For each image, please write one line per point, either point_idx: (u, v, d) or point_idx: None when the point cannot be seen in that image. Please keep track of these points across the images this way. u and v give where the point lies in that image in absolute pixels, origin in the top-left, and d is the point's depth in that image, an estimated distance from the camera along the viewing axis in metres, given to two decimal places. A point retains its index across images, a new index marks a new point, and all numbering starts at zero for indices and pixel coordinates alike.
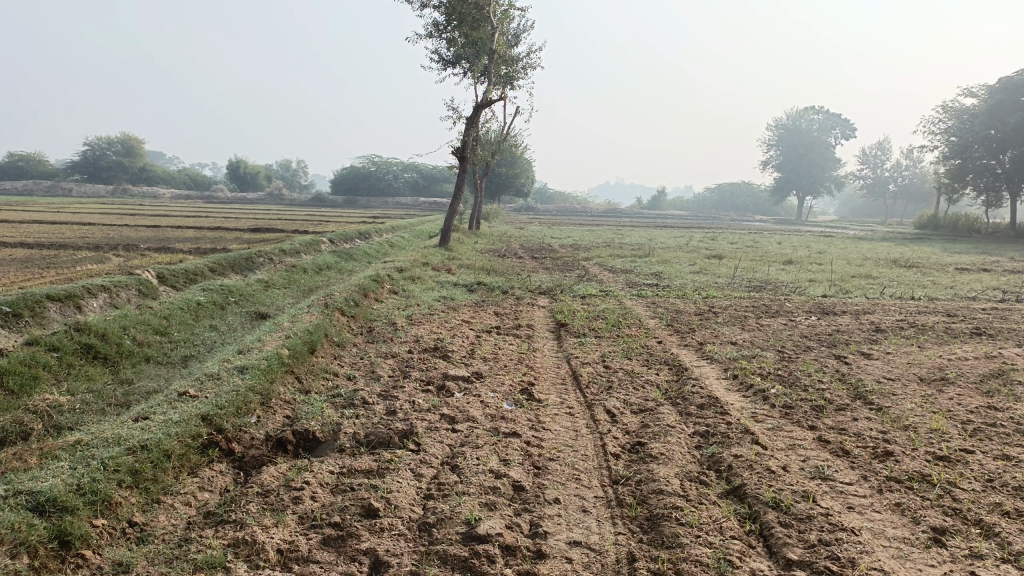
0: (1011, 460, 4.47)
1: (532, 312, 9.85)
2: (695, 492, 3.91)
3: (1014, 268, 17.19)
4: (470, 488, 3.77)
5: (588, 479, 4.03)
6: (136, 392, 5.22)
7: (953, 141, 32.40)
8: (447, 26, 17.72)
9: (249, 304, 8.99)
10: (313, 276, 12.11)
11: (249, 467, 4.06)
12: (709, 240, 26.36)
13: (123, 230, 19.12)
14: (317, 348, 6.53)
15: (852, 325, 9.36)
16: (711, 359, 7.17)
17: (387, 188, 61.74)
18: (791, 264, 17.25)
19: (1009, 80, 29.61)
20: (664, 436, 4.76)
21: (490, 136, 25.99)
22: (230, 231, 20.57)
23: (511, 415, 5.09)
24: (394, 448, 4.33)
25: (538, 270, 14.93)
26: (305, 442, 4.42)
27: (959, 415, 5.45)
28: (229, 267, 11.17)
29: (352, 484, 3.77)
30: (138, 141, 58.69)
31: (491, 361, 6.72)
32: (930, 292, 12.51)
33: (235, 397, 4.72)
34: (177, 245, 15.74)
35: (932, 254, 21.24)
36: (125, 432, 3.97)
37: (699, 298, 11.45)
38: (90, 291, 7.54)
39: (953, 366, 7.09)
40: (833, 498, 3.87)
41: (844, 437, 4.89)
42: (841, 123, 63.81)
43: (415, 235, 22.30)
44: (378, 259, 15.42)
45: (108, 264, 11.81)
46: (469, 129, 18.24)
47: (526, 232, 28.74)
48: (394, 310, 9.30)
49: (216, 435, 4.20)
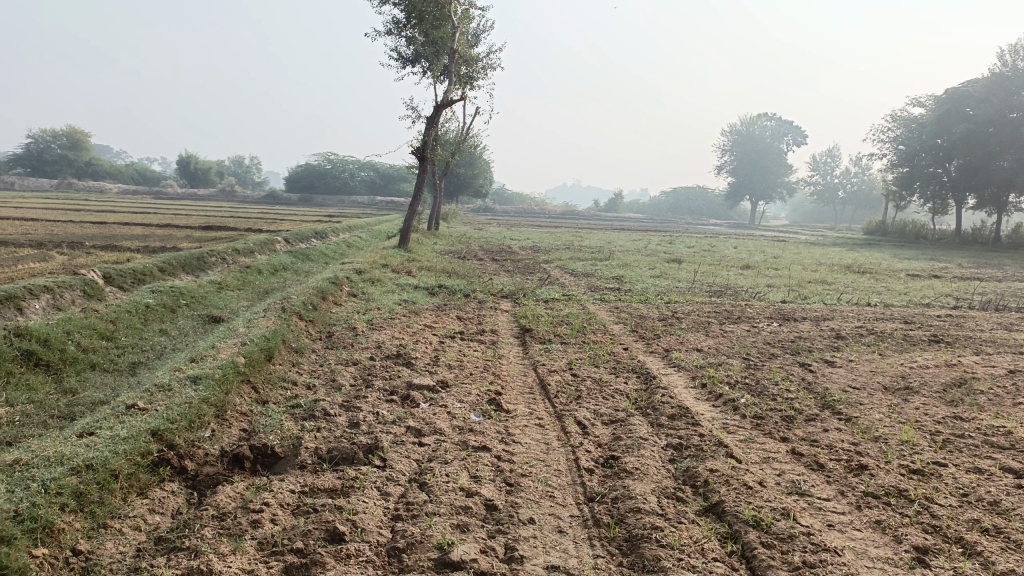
0: (984, 474, 4.45)
1: (495, 316, 9.67)
2: (673, 510, 3.78)
3: (962, 275, 17.59)
4: (441, 509, 3.58)
5: (563, 496, 3.88)
6: (80, 404, 4.92)
7: (902, 149, 33.20)
8: (408, 24, 17.43)
9: (202, 308, 8.65)
10: (269, 278, 11.75)
11: (203, 487, 3.81)
12: (667, 243, 26.57)
13: (68, 226, 18.38)
14: (275, 355, 6.26)
15: (813, 332, 9.39)
16: (678, 367, 7.08)
17: (343, 187, 61.12)
18: (748, 269, 17.39)
19: (955, 91, 30.34)
20: (636, 449, 4.63)
21: (450, 136, 25.78)
22: (180, 228, 19.97)
23: (480, 427, 4.90)
24: (358, 464, 4.12)
25: (499, 273, 14.76)
26: (263, 458, 4.18)
27: (927, 426, 5.44)
28: (180, 267, 10.77)
29: (316, 505, 3.55)
30: (85, 134, 57.05)
31: (456, 369, 6.52)
32: (885, 299, 12.65)
33: (188, 410, 4.45)
34: (126, 243, 15.19)
35: (884, 260, 21.55)
36: (67, 449, 3.68)
37: (662, 303, 11.39)
38: (32, 291, 7.16)
39: (915, 375, 7.12)
40: (813, 515, 3.78)
41: (817, 450, 4.83)
42: (793, 129, 65.14)
43: (373, 235, 21.94)
44: (336, 260, 15.09)
45: (52, 263, 11.32)
46: (428, 128, 17.97)
47: (483, 234, 28.56)
48: (353, 314, 9.04)
49: (167, 452, 3.93)
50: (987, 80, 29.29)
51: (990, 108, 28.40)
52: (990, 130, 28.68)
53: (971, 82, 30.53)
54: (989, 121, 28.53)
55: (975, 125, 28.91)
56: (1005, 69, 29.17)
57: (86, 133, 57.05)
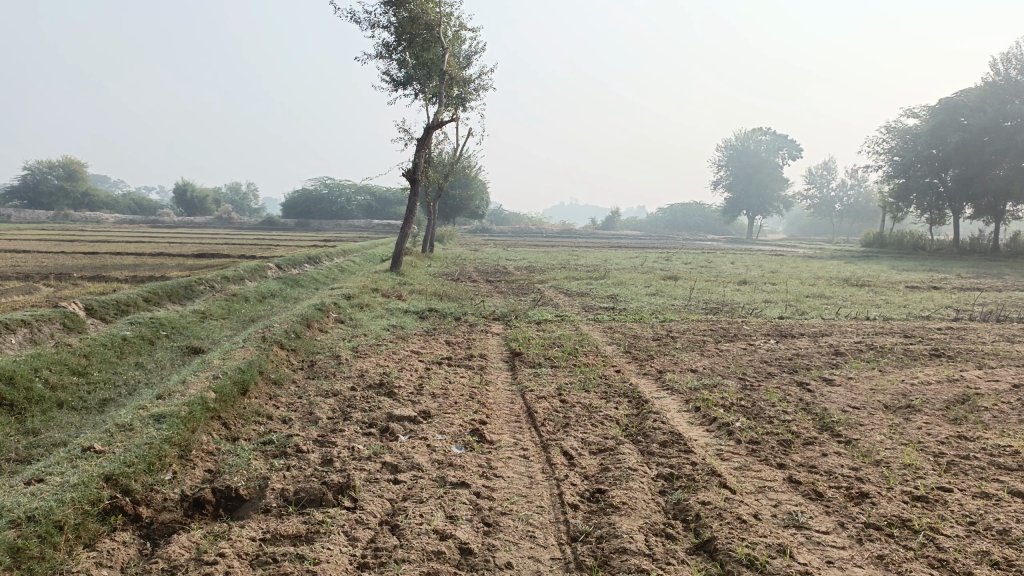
0: (991, 499, 4.20)
1: (485, 340, 9.42)
2: (661, 549, 3.54)
3: (962, 285, 17.35)
4: (411, 555, 3.34)
5: (544, 536, 3.64)
6: (40, 446, 4.68)
7: (897, 160, 33.18)
8: (398, 48, 17.33)
9: (183, 339, 8.41)
10: (255, 305, 11.52)
11: (158, 537, 3.58)
12: (663, 260, 26.38)
13: (59, 258, 18.14)
14: (250, 388, 6.02)
15: (812, 348, 9.16)
16: (672, 389, 6.83)
17: (340, 212, 61.29)
18: (746, 284, 17.17)
19: (949, 101, 30.38)
20: (625, 481, 4.38)
21: (442, 158, 25.70)
22: (171, 257, 19.73)
23: (460, 461, 4.66)
24: (326, 506, 3.88)
25: (492, 295, 14.55)
26: (227, 502, 3.96)
27: (930, 447, 5.19)
28: (166, 297, 10.53)
29: (276, 555, 3.31)
30: (81, 164, 56.64)
31: (440, 398, 6.26)
32: (884, 312, 12.40)
33: (148, 451, 4.21)
34: (114, 273, 14.95)
35: (883, 272, 21.29)
36: (9, 500, 3.44)
37: (656, 322, 11.15)
38: (8, 326, 6.95)
39: (917, 392, 6.86)
40: (811, 551, 3.52)
41: (815, 477, 4.58)
42: (788, 143, 65.36)
43: (366, 259, 21.72)
44: (326, 285, 14.88)
45: (36, 295, 11.14)
46: (419, 150, 17.79)
47: (480, 254, 28.40)
48: (339, 341, 8.80)
49: (120, 499, 3.70)
50: (980, 90, 29.26)
51: (985, 117, 28.34)
52: (984, 139, 28.57)
53: (964, 92, 30.55)
54: (984, 130, 28.43)
55: (970, 135, 28.80)
56: (997, 78, 29.20)
57: (82, 163, 56.67)
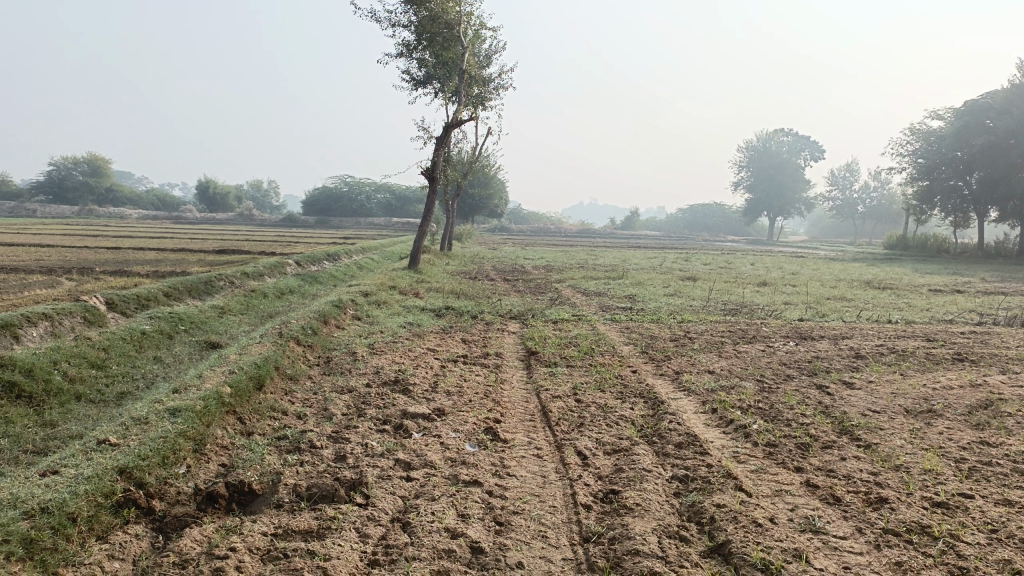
0: (1014, 506, 4.11)
1: (501, 339, 9.38)
2: (675, 552, 3.49)
3: (986, 289, 17.07)
4: (421, 553, 3.32)
5: (556, 537, 3.61)
6: (58, 437, 4.73)
7: (921, 162, 32.71)
8: (417, 47, 17.33)
9: (201, 333, 8.47)
10: (273, 301, 11.57)
11: (170, 530, 3.59)
12: (682, 261, 26.21)
13: (82, 252, 18.34)
14: (266, 384, 6.04)
15: (831, 351, 9.03)
16: (688, 391, 6.77)
17: (359, 209, 61.51)
18: (765, 286, 17.01)
19: (975, 103, 29.92)
20: (639, 482, 4.34)
21: (462, 156, 25.69)
22: (193, 252, 19.88)
23: (473, 459, 4.63)
24: (338, 502, 3.88)
25: (509, 293, 14.52)
26: (240, 496, 3.96)
27: (952, 452, 5.09)
28: (186, 291, 10.62)
29: (286, 550, 3.30)
30: (105, 160, 57.49)
31: (455, 396, 6.25)
32: (907, 315, 12.22)
33: (163, 444, 4.23)
34: (135, 268, 15.09)
35: (905, 275, 21.00)
36: (23, 491, 3.46)
37: (673, 323, 11.07)
38: (29, 319, 7.03)
39: (939, 397, 6.74)
40: (827, 557, 3.47)
41: (833, 481, 4.51)
42: (810, 144, 64.77)
43: (385, 257, 21.79)
44: (344, 282, 14.94)
45: (58, 289, 11.25)
46: (438, 148, 17.79)
47: (498, 253, 28.35)
48: (355, 338, 8.82)
49: (134, 492, 3.72)
50: (1007, 91, 28.81)
51: (1011, 119, 27.90)
52: (1010, 142, 28.13)
53: (991, 93, 30.07)
54: (1010, 132, 27.98)
55: (995, 137, 28.37)
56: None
57: (106, 159, 57.52)
